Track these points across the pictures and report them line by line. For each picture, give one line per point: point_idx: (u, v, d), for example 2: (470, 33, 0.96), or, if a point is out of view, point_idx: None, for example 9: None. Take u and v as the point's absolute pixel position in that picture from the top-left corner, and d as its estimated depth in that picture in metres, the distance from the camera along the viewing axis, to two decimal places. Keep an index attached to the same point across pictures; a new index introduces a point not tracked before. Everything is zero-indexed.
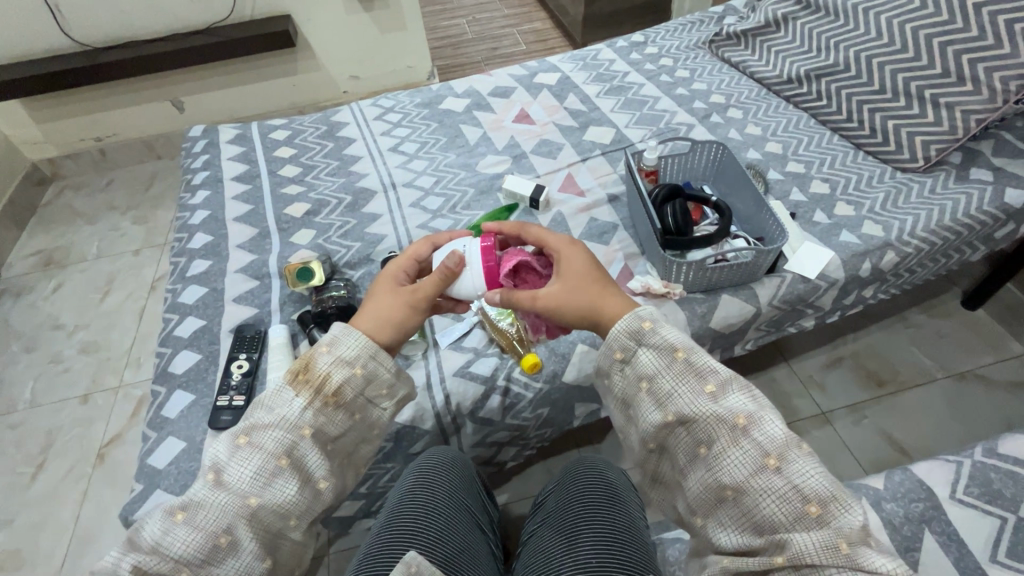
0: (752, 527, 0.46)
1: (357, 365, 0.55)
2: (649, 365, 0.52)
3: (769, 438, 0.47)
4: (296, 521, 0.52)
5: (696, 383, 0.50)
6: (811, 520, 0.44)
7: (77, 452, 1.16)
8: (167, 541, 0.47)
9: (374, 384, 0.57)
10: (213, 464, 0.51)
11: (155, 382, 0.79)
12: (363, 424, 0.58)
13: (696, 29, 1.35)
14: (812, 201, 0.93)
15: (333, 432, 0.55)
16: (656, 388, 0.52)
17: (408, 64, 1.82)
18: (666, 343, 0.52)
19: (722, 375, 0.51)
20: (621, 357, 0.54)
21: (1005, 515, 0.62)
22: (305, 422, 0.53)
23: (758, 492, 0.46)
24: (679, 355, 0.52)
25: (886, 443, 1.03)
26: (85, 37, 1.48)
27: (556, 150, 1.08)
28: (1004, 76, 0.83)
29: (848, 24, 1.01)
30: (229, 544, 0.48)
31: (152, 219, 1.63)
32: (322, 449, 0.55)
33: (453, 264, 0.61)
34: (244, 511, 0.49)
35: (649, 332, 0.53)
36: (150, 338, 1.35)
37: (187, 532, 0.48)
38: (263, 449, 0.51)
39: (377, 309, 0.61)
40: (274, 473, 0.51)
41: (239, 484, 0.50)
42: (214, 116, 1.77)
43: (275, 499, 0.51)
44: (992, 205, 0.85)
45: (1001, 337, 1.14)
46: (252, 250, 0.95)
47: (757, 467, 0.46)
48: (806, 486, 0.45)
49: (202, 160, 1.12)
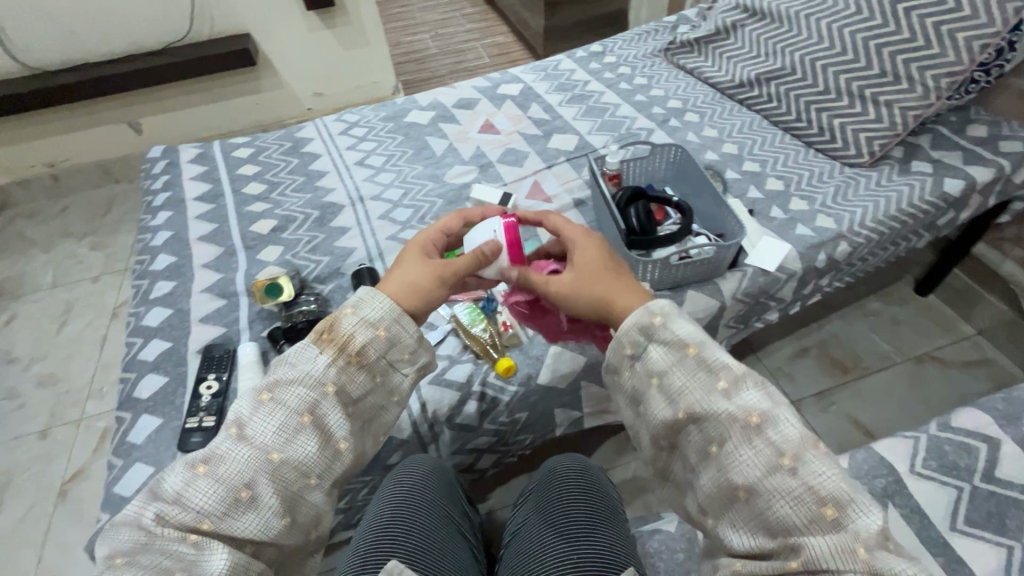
0: (764, 529, 0.45)
1: (380, 326, 0.55)
2: (659, 361, 0.52)
3: (784, 437, 0.46)
4: (317, 480, 0.51)
5: (708, 380, 0.50)
6: (827, 523, 0.43)
7: (37, 490, 1.10)
8: (188, 493, 0.47)
9: (396, 347, 0.56)
10: (236, 419, 0.51)
11: (120, 408, 0.76)
12: (383, 387, 0.57)
13: (652, 38, 1.39)
14: (768, 197, 0.97)
15: (353, 394, 0.55)
16: (666, 386, 0.51)
17: (372, 79, 1.83)
18: (678, 339, 0.52)
19: (735, 371, 0.50)
20: (632, 352, 0.54)
21: (961, 485, 0.66)
22: (329, 379, 0.53)
23: (771, 492, 0.45)
24: (691, 351, 0.51)
25: (852, 426, 1.07)
26: (36, 61, 1.45)
27: (522, 159, 1.10)
28: (935, 74, 0.89)
29: (792, 30, 1.06)
30: (250, 498, 0.47)
31: (111, 244, 1.58)
32: (344, 410, 0.54)
33: (488, 251, 0.62)
34: (265, 466, 0.49)
35: (660, 327, 0.53)
36: (112, 367, 1.30)
37: (210, 485, 0.47)
38: (286, 406, 0.51)
39: (403, 273, 0.60)
40: (297, 429, 0.50)
41: (263, 439, 0.49)
42: (174, 137, 1.74)
43: (297, 455, 0.50)
44: (932, 194, 0.90)
45: (952, 320, 1.20)
46: (218, 269, 0.93)
47: (771, 466, 0.46)
48: (822, 488, 0.44)
49: (162, 181, 1.10)
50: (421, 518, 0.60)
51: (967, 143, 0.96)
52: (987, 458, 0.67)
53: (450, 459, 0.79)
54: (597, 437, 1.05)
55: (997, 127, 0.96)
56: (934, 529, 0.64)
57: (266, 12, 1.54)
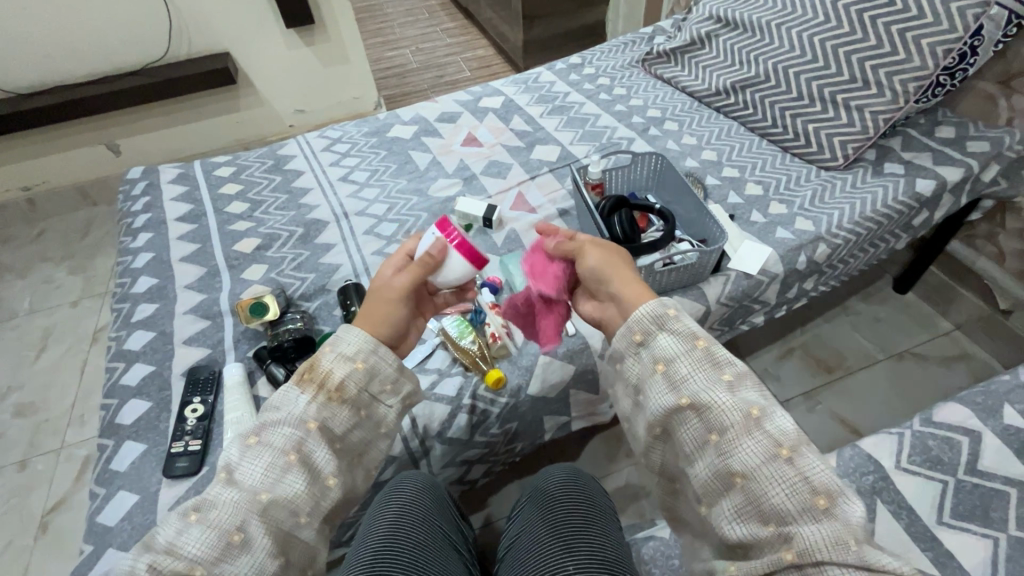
0: (757, 516, 0.46)
1: (358, 359, 0.55)
2: (669, 348, 0.52)
3: (781, 430, 0.47)
4: (307, 518, 0.51)
5: (714, 372, 0.50)
6: (820, 513, 0.44)
7: (16, 524, 1.07)
8: (180, 542, 0.46)
9: (377, 379, 0.57)
10: (225, 464, 0.51)
11: (101, 435, 0.75)
12: (369, 421, 0.57)
13: (629, 49, 1.42)
14: (749, 202, 0.98)
15: (338, 430, 0.54)
16: (673, 371, 0.51)
17: (353, 95, 1.83)
18: (688, 331, 0.52)
19: (739, 367, 0.51)
20: (640, 339, 0.54)
21: (946, 478, 0.67)
22: (310, 416, 0.52)
23: (767, 479, 0.45)
24: (700, 344, 0.52)
25: (839, 425, 1.08)
26: (6, 83, 1.42)
27: (505, 170, 1.11)
28: (902, 79, 0.91)
29: (765, 39, 1.08)
30: (242, 542, 0.46)
31: (90, 267, 1.55)
32: (331, 447, 0.54)
33: (434, 252, 0.62)
34: (255, 508, 0.48)
35: (673, 318, 0.53)
36: (94, 393, 1.27)
37: (201, 532, 0.46)
38: (273, 446, 0.51)
39: (367, 306, 0.60)
40: (283, 470, 0.50)
41: (251, 481, 0.49)
42: (153, 157, 1.73)
43: (287, 494, 0.49)
44: (905, 195, 0.92)
45: (931, 317, 1.23)
46: (201, 290, 0.92)
47: (770, 455, 0.46)
48: (816, 478, 0.45)
49: (142, 203, 1.09)
50: (415, 533, 0.59)
51: (936, 144, 0.99)
52: (969, 452, 0.68)
53: (442, 474, 0.79)
54: (589, 445, 1.05)
55: (964, 128, 1.00)
56: (922, 523, 0.65)
57: (245, 29, 1.54)
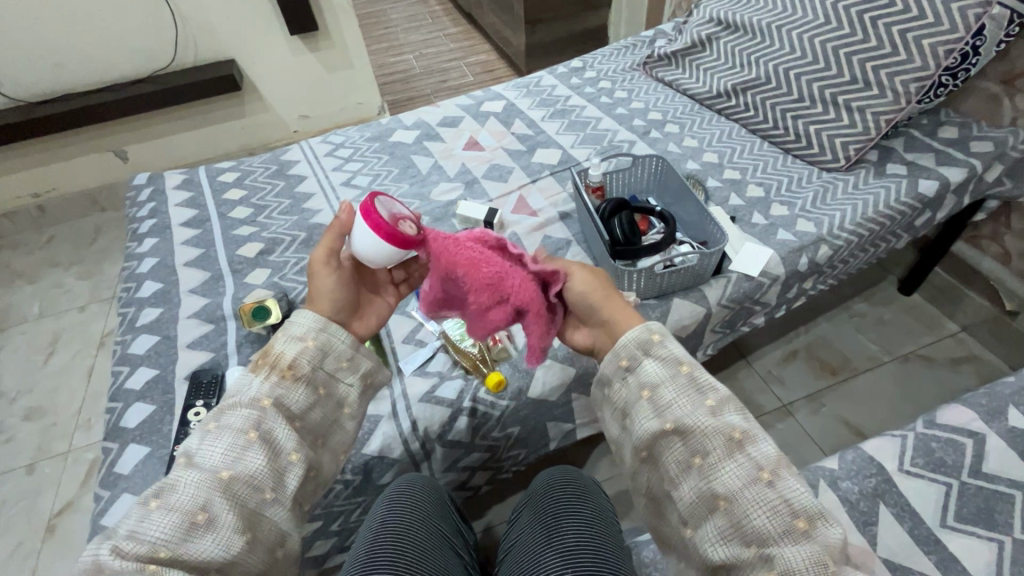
0: (739, 538, 0.45)
1: (308, 337, 0.57)
2: (654, 374, 0.51)
3: (763, 454, 0.47)
4: (273, 495, 0.51)
5: (698, 398, 0.49)
6: (799, 535, 0.43)
7: (25, 527, 1.08)
8: (142, 528, 0.45)
9: (331, 356, 0.58)
10: (185, 450, 0.51)
11: (106, 438, 0.76)
12: (330, 400, 0.58)
13: (630, 53, 1.42)
14: (749, 204, 0.98)
15: (296, 408, 0.54)
16: (658, 398, 0.50)
17: (357, 100, 1.85)
18: (672, 356, 0.52)
19: (721, 392, 0.50)
20: (627, 364, 0.53)
21: (949, 481, 0.67)
22: (263, 394, 0.53)
23: (749, 502, 0.45)
24: (683, 368, 0.51)
25: (843, 428, 1.08)
26: (17, 92, 1.45)
27: (507, 174, 1.12)
28: (903, 80, 0.91)
29: (765, 41, 1.08)
30: (207, 521, 0.46)
31: (97, 273, 1.57)
32: (289, 424, 0.54)
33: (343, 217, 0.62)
34: (216, 486, 0.48)
35: (657, 344, 0.53)
36: (100, 397, 1.28)
37: (164, 516, 0.46)
38: (232, 427, 0.51)
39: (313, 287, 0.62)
40: (243, 448, 0.50)
41: (209, 461, 0.49)
42: (160, 164, 1.75)
43: (248, 470, 0.49)
44: (908, 196, 0.92)
45: (936, 318, 1.22)
46: (205, 294, 0.93)
47: (751, 478, 0.46)
48: (795, 500, 0.45)
49: (148, 209, 1.10)
50: (415, 536, 0.59)
51: (939, 144, 0.98)
52: (973, 454, 0.68)
53: (443, 477, 0.79)
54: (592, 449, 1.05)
55: (967, 128, 0.99)
56: (925, 526, 0.64)
57: (250, 36, 1.56)
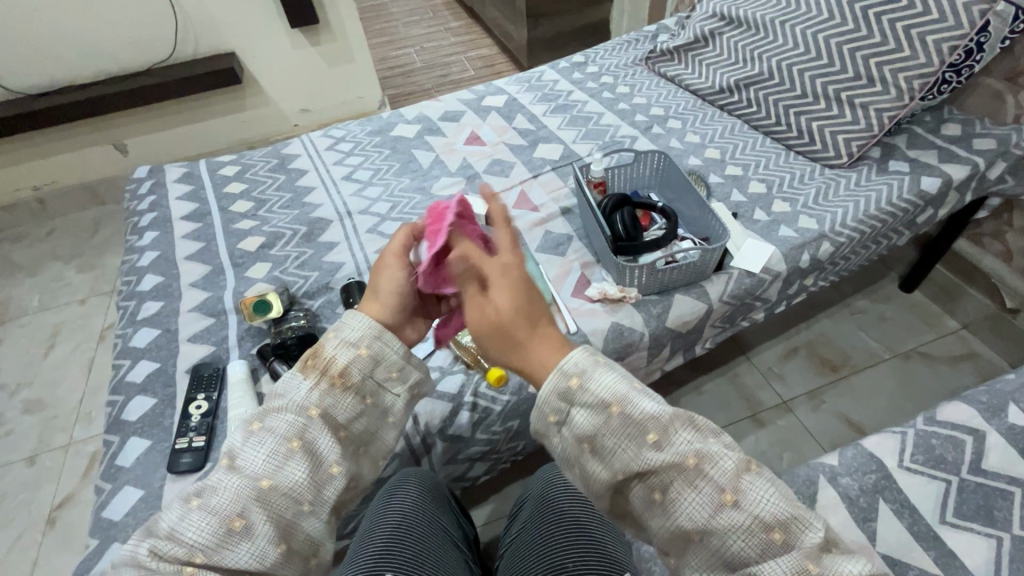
0: (723, 564, 0.44)
1: (362, 345, 0.56)
2: (586, 426, 0.45)
3: (721, 474, 0.44)
4: (311, 507, 0.50)
5: (639, 436, 0.44)
6: (779, 547, 0.43)
7: (26, 519, 1.08)
8: (180, 529, 0.46)
9: (383, 365, 0.57)
10: (228, 450, 0.51)
11: (106, 431, 0.76)
12: (376, 409, 0.57)
13: (633, 48, 1.42)
14: (752, 200, 0.98)
15: (341, 418, 0.54)
16: (600, 448, 0.45)
17: (358, 94, 1.84)
18: (599, 399, 0.45)
19: (662, 421, 0.45)
20: (557, 420, 0.46)
21: (949, 478, 0.67)
22: (312, 403, 0.53)
23: (722, 533, 0.43)
24: (614, 410, 0.45)
25: (844, 424, 1.08)
26: (18, 85, 1.45)
27: (508, 169, 1.11)
28: (907, 76, 0.91)
29: (768, 36, 1.08)
30: (244, 529, 0.46)
31: (98, 266, 1.57)
32: (334, 434, 0.53)
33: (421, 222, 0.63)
34: (255, 494, 0.48)
35: (578, 391, 0.45)
36: (101, 390, 1.28)
37: (202, 517, 0.46)
38: (275, 432, 0.51)
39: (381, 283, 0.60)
40: (286, 456, 0.50)
41: (253, 467, 0.49)
42: (160, 157, 1.74)
43: (287, 483, 0.49)
44: (910, 193, 0.92)
45: (937, 316, 1.22)
46: (206, 287, 0.93)
47: (716, 505, 0.43)
48: (765, 514, 0.43)
49: (148, 202, 1.10)
50: (413, 536, 0.58)
51: (942, 142, 0.98)
52: (973, 451, 0.68)
53: (443, 470, 0.79)
54: None
55: (970, 125, 0.99)
56: (924, 523, 0.64)
57: (249, 29, 1.55)
